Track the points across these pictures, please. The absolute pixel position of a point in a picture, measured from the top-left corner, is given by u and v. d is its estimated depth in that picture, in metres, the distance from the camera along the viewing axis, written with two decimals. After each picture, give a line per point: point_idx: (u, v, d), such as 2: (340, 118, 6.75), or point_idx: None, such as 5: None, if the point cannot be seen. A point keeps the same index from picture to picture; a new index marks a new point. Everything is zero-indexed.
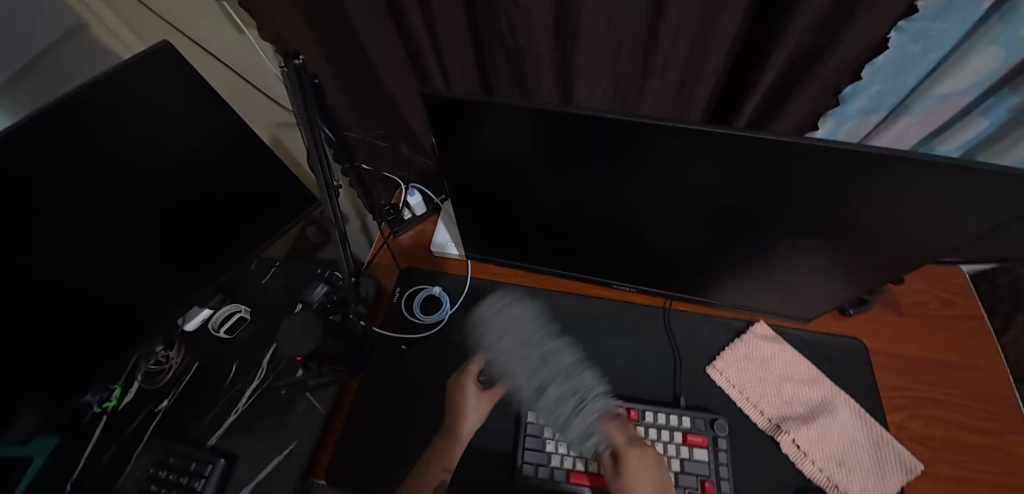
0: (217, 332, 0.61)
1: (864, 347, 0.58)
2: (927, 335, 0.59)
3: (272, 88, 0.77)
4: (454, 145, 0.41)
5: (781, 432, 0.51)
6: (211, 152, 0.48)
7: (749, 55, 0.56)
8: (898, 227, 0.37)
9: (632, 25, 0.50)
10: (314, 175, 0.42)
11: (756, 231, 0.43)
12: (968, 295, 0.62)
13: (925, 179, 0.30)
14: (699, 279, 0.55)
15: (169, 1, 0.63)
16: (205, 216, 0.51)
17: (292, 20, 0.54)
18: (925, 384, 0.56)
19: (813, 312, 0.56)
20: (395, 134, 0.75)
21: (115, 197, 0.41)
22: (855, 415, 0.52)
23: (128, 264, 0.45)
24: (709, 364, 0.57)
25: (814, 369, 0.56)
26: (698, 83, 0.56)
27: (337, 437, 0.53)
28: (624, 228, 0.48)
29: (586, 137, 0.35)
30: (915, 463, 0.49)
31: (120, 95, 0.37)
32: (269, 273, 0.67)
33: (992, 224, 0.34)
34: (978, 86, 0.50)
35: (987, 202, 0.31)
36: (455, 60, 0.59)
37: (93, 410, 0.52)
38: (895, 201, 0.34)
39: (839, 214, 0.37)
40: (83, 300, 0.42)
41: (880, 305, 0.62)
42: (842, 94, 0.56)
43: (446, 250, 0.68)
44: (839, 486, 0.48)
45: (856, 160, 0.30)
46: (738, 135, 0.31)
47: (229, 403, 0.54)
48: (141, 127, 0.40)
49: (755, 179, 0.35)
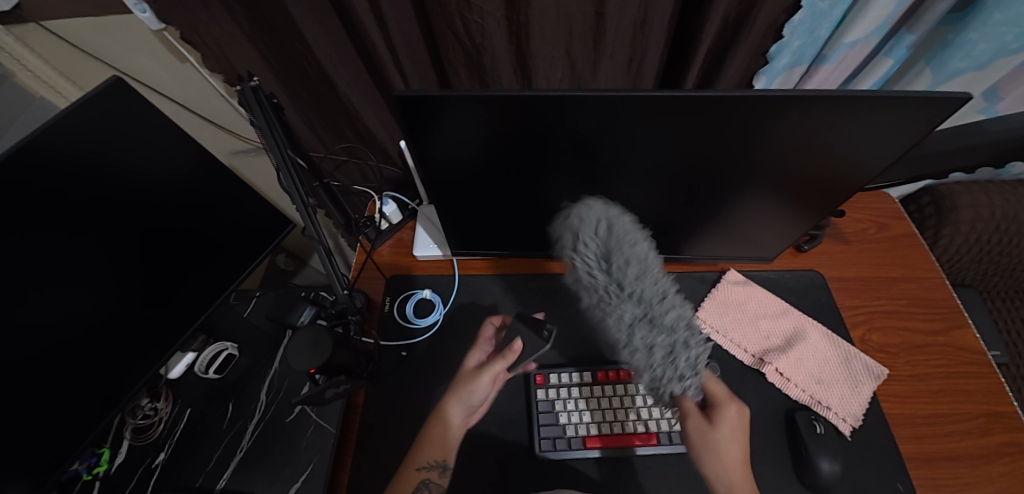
0: (205, 373, 0.58)
1: (821, 276, 0.64)
2: (872, 257, 0.66)
3: (222, 115, 0.75)
4: (425, 147, 0.43)
5: (765, 364, 0.56)
6: (171, 184, 0.46)
7: (685, 25, 0.60)
8: (833, 162, 0.41)
9: (579, 13, 0.52)
10: (290, 196, 0.42)
11: (715, 187, 0.47)
12: (899, 216, 0.70)
13: (846, 112, 0.35)
14: (673, 238, 0.58)
15: (101, 39, 0.59)
16: (173, 254, 0.49)
17: (239, 42, 0.54)
18: (877, 299, 0.63)
19: (774, 251, 0.61)
20: (360, 146, 0.75)
21: (72, 247, 0.39)
22: (824, 337, 0.58)
23: (100, 318, 0.43)
24: (693, 316, 0.62)
25: (785, 304, 0.61)
26: (645, 58, 0.60)
27: (352, 454, 0.53)
28: (596, 202, 0.51)
29: (551, 119, 0.38)
30: (882, 369, 0.55)
31: (70, 140, 0.37)
32: (251, 304, 0.66)
33: (905, 149, 0.39)
34: (879, 30, 0.56)
35: (900, 127, 0.36)
36: (410, 65, 0.59)
37: (83, 478, 0.49)
38: (825, 138, 0.38)
39: (781, 159, 0.41)
40: (55, 364, 0.39)
41: (832, 237, 0.68)
42: (769, 53, 0.60)
43: (429, 252, 0.68)
44: (821, 401, 0.53)
45: (787, 104, 0.34)
46: (687, 97, 0.34)
47: (232, 442, 0.53)
48: (98, 172, 0.39)
49: (706, 137, 0.39)
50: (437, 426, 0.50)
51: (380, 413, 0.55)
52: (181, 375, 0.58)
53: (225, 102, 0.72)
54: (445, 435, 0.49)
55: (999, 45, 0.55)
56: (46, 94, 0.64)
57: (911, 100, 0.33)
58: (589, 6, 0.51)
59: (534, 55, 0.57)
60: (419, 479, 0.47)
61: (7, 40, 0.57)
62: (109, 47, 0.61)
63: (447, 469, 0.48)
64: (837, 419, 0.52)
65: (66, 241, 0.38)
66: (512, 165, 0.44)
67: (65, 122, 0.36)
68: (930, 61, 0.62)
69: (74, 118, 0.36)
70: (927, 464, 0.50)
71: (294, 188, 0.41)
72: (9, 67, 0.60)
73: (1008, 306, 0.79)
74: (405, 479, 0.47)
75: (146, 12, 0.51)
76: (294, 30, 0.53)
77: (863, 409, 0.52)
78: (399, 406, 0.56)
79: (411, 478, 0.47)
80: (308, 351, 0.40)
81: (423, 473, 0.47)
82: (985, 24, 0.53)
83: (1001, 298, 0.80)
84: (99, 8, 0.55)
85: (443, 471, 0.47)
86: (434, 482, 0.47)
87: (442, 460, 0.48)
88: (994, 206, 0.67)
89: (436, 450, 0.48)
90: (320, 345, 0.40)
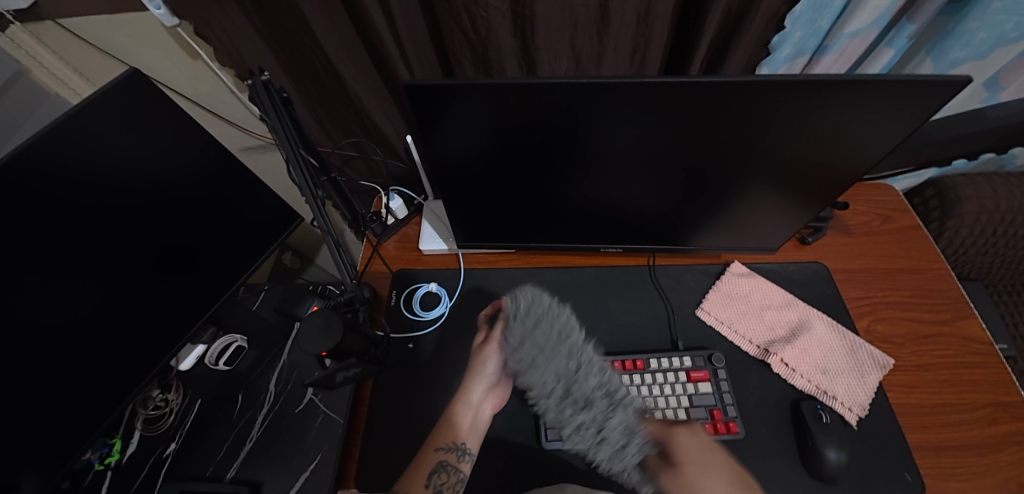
0: (215, 366, 0.59)
1: (825, 268, 0.65)
2: (877, 248, 0.66)
3: (232, 112, 0.76)
4: (433, 143, 0.44)
5: (769, 355, 0.56)
6: (181, 173, 0.47)
7: (688, 17, 0.61)
8: (831, 150, 0.42)
9: (584, 6, 0.53)
10: (300, 187, 0.42)
11: (719, 178, 0.47)
12: (902, 208, 0.70)
13: (843, 100, 0.36)
14: (678, 231, 0.59)
15: (113, 35, 0.61)
16: (183, 248, 0.50)
17: (249, 37, 0.55)
18: (881, 290, 0.63)
19: (777, 242, 0.61)
20: (366, 141, 0.76)
21: (87, 235, 0.40)
22: (830, 328, 0.58)
23: (110, 310, 0.43)
24: (698, 308, 0.62)
25: (790, 296, 0.61)
26: (649, 50, 0.60)
27: (360, 443, 0.54)
28: (598, 195, 0.51)
29: (556, 110, 0.38)
30: (888, 359, 0.55)
31: (87, 135, 0.38)
32: (259, 298, 0.67)
33: (901, 138, 0.40)
34: (879, 20, 0.56)
35: (896, 114, 0.37)
36: (416, 59, 0.60)
37: (95, 468, 0.50)
38: (822, 127, 0.39)
39: (786, 147, 0.42)
40: (67, 357, 0.40)
41: (834, 229, 0.69)
42: (772, 44, 0.60)
43: (434, 246, 0.69)
44: (827, 391, 0.53)
45: (784, 93, 0.35)
46: (689, 85, 0.35)
47: (242, 433, 0.53)
48: (114, 167, 0.40)
49: (708, 126, 0.39)
50: (459, 406, 0.51)
51: (387, 402, 0.56)
52: (191, 367, 0.58)
53: (234, 97, 0.73)
54: (460, 416, 0.50)
55: (999, 33, 0.56)
56: (60, 91, 0.66)
57: (909, 84, 0.33)
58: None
59: (538, 47, 0.58)
60: (437, 460, 0.47)
61: (24, 38, 0.59)
62: (123, 43, 0.62)
63: (466, 453, 0.48)
64: (844, 409, 0.52)
65: (82, 231, 0.39)
66: (517, 157, 0.45)
67: (80, 107, 0.37)
68: (931, 51, 0.62)
69: (89, 113, 0.37)
70: (934, 453, 0.50)
71: (306, 183, 0.43)
72: (26, 65, 0.61)
73: (1015, 300, 0.79)
74: (423, 461, 0.47)
75: (160, 8, 0.51)
76: (303, 25, 0.54)
77: (869, 399, 0.52)
78: (405, 397, 0.56)
79: (428, 462, 0.47)
80: (319, 336, 0.41)
81: (441, 454, 0.47)
82: (985, 13, 0.54)
83: (1007, 291, 0.80)
84: (113, 7, 0.57)
85: (462, 453, 0.47)
86: (452, 463, 0.47)
87: (460, 442, 0.48)
88: (999, 198, 0.67)
89: (450, 431, 0.49)
90: (332, 331, 0.42)
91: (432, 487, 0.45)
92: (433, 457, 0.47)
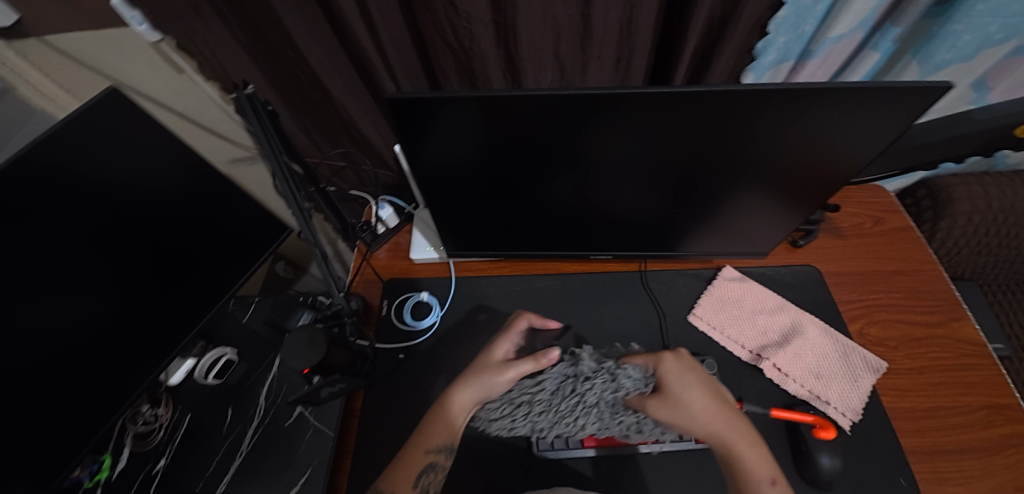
0: (205, 379, 0.58)
1: (816, 271, 0.64)
2: (869, 250, 0.66)
3: (220, 125, 0.77)
4: (419, 154, 0.44)
5: (763, 360, 0.56)
6: (168, 191, 0.47)
7: (671, 24, 0.61)
8: (820, 153, 0.42)
9: (566, 16, 0.53)
10: (285, 200, 0.42)
11: (706, 185, 0.47)
12: (894, 210, 0.70)
13: (823, 107, 0.36)
14: (668, 237, 0.59)
15: (100, 52, 0.61)
16: (171, 263, 0.49)
17: (232, 50, 0.55)
18: (875, 292, 0.62)
19: (767, 247, 0.61)
20: (356, 152, 0.76)
21: (73, 253, 0.39)
22: (821, 331, 0.58)
23: (99, 327, 0.43)
24: (691, 313, 0.62)
25: (782, 299, 0.61)
26: (633, 58, 0.60)
27: (351, 458, 0.53)
28: (587, 203, 0.51)
29: (539, 119, 0.38)
30: (880, 362, 0.55)
31: (70, 156, 0.37)
32: (249, 310, 0.66)
33: (885, 141, 0.40)
34: (864, 24, 0.56)
35: (878, 119, 0.37)
36: (402, 70, 0.61)
37: (85, 486, 0.49)
38: (805, 133, 0.39)
39: (772, 153, 0.42)
40: (55, 375, 0.40)
41: (825, 232, 0.68)
42: (756, 50, 0.60)
43: (426, 255, 0.69)
44: (820, 396, 0.53)
45: (765, 101, 0.35)
46: (670, 94, 0.35)
47: (232, 447, 0.53)
48: (99, 187, 0.40)
49: (691, 132, 0.39)
50: (454, 409, 0.47)
51: (379, 415, 0.55)
52: (181, 381, 0.58)
53: (222, 110, 0.74)
54: (451, 416, 0.47)
55: (984, 35, 0.56)
56: (46, 107, 0.65)
57: (889, 89, 0.33)
58: (575, 9, 0.52)
59: (522, 57, 0.58)
60: (426, 462, 0.45)
61: (10, 56, 0.59)
62: (110, 60, 0.63)
63: (453, 451, 0.47)
64: (837, 414, 0.52)
65: (68, 248, 0.39)
66: (504, 164, 0.44)
67: (62, 128, 0.36)
68: (916, 53, 0.62)
69: (70, 134, 0.37)
70: (929, 457, 0.49)
71: (290, 194, 0.42)
72: (11, 82, 0.61)
73: (1010, 299, 0.78)
74: (411, 461, 0.45)
75: (143, 24, 0.50)
76: (286, 37, 0.54)
77: (863, 403, 0.52)
78: (398, 407, 0.56)
79: (416, 461, 0.45)
80: (304, 350, 0.41)
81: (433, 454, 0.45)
82: (969, 16, 0.54)
83: (1003, 290, 0.79)
84: (99, 22, 0.57)
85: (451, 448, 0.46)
86: (439, 464, 0.45)
87: (449, 442, 0.46)
88: (990, 198, 0.67)
89: (443, 433, 0.46)
90: (316, 345, 0.42)
91: (418, 487, 0.44)
92: (422, 460, 0.45)
